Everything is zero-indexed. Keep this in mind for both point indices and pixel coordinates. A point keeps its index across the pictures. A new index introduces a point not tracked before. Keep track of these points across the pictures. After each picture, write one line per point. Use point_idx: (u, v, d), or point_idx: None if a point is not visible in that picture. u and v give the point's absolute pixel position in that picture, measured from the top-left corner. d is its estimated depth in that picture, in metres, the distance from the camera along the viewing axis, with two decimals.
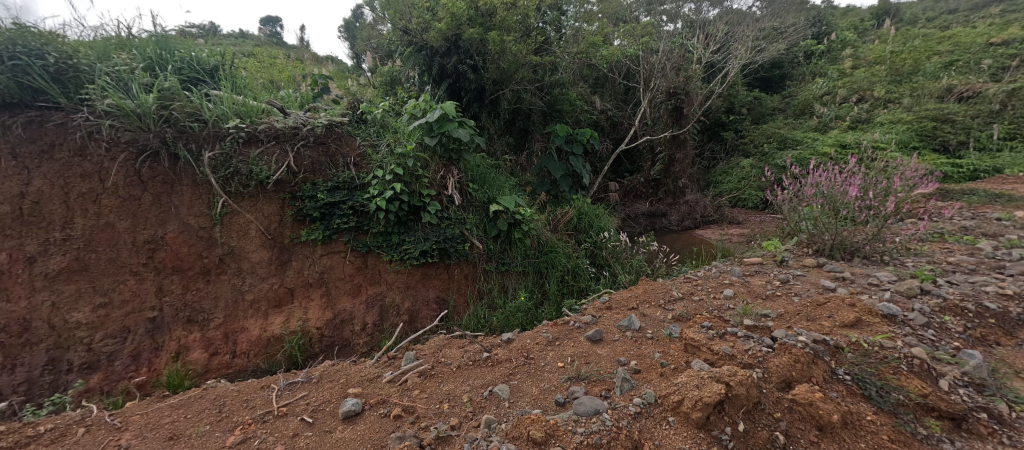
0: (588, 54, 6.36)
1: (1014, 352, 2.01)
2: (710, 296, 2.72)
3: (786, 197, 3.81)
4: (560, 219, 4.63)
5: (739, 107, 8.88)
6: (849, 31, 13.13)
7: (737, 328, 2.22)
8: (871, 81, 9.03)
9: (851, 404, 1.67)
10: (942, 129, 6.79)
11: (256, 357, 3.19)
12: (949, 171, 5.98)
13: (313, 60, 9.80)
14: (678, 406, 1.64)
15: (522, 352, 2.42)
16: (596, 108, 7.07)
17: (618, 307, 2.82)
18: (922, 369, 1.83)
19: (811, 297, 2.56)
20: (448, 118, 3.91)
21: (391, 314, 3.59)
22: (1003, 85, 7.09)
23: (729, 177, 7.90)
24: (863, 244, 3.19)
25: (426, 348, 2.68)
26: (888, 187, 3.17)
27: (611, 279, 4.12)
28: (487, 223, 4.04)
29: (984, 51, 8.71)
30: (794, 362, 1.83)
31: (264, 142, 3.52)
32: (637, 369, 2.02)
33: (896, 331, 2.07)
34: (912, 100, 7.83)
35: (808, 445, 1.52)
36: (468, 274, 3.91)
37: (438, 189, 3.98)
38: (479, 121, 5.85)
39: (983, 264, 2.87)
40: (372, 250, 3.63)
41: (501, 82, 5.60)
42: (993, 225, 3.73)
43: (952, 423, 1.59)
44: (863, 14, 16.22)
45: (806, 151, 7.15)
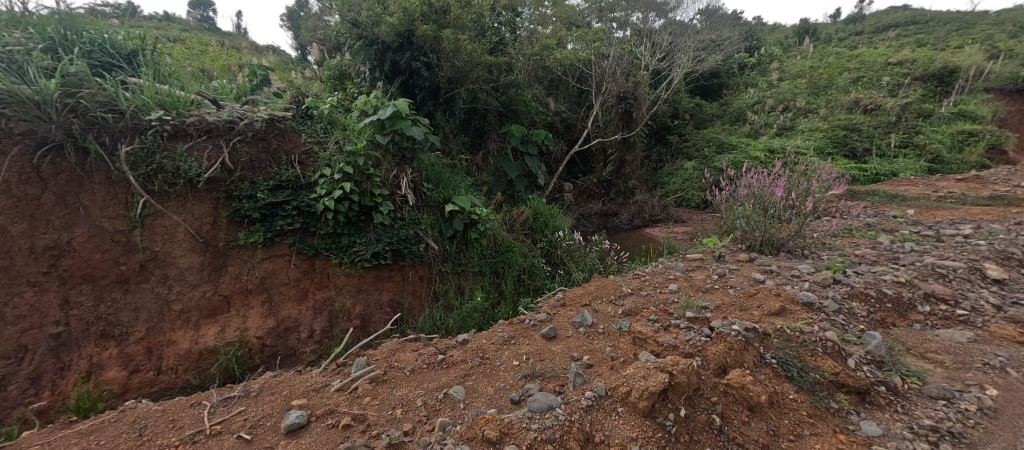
0: (542, 56, 6.45)
1: (906, 332, 2.34)
2: (656, 291, 2.87)
3: (723, 197, 4.10)
4: (516, 219, 4.67)
5: (683, 113, 9.43)
6: (776, 46, 14.41)
7: (680, 319, 2.36)
8: (794, 93, 9.99)
9: (777, 385, 1.85)
10: (851, 137, 7.68)
11: (186, 373, 2.91)
12: (857, 175, 6.78)
13: (250, 49, 9.12)
14: (626, 396, 1.72)
15: (478, 352, 2.41)
16: (550, 109, 7.20)
17: (572, 304, 2.90)
18: (835, 350, 2.05)
19: (743, 289, 2.78)
20: (402, 116, 3.82)
21: (341, 320, 3.44)
22: (898, 100, 8.15)
23: (674, 178, 8.37)
24: (787, 240, 3.53)
25: (376, 353, 2.59)
26: (808, 188, 3.52)
27: (566, 277, 4.22)
28: (442, 223, 3.99)
29: (884, 69, 9.95)
30: (729, 349, 1.97)
31: (194, 136, 3.23)
32: (589, 364, 2.08)
33: (814, 317, 2.31)
34: (828, 111, 8.77)
35: (741, 425, 1.66)
36: (424, 275, 3.83)
37: (391, 189, 3.86)
38: (433, 120, 5.74)
39: (883, 255, 3.28)
40: (320, 253, 3.44)
41: (456, 80, 5.55)
42: (891, 221, 4.28)
43: (858, 396, 1.82)
44: (787, 31, 17.90)
45: (740, 155, 7.77)
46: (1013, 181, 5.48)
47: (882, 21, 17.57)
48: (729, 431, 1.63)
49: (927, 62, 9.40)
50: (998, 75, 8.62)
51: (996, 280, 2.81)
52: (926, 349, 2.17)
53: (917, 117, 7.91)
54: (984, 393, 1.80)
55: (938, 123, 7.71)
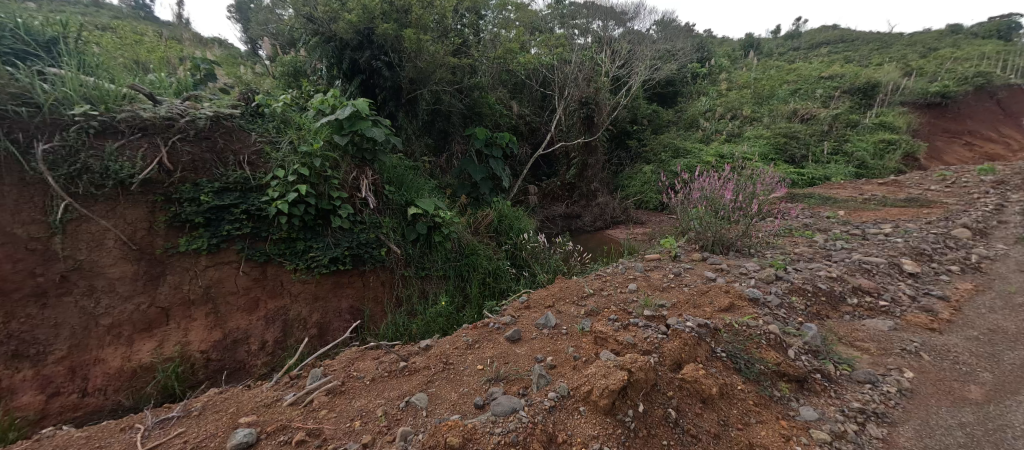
0: (505, 60, 6.48)
1: (838, 323, 2.57)
2: (617, 290, 2.96)
3: (678, 199, 4.30)
4: (480, 222, 4.65)
5: (641, 118, 9.80)
6: (724, 58, 15.34)
7: (638, 318, 2.44)
8: (741, 102, 10.67)
9: (726, 377, 1.96)
10: (790, 144, 8.32)
11: (117, 393, 2.65)
12: (796, 179, 7.35)
13: (193, 40, 8.50)
14: (588, 396, 1.75)
15: (441, 358, 2.37)
16: (514, 112, 7.23)
17: (536, 306, 2.92)
18: (777, 342, 2.21)
19: (697, 286, 2.93)
20: (361, 117, 3.70)
21: (296, 329, 3.27)
22: (829, 111, 8.94)
23: (633, 181, 8.67)
24: (736, 239, 3.75)
25: (334, 363, 2.49)
26: (753, 191, 3.77)
27: (530, 279, 4.24)
28: (405, 227, 3.90)
29: (818, 82, 10.88)
30: (683, 345, 2.06)
31: (126, 134, 2.96)
32: (553, 364, 2.11)
33: (758, 312, 2.47)
34: (770, 119, 9.45)
35: (694, 417, 1.75)
36: (386, 280, 3.72)
37: (351, 191, 3.73)
38: (395, 121, 5.60)
39: (818, 253, 3.57)
40: (272, 259, 3.25)
41: (418, 81, 5.45)
42: (825, 222, 4.67)
43: (797, 384, 1.98)
44: (734, 44, 19.12)
45: (694, 160, 8.20)
46: (924, 185, 6.17)
47: (815, 38, 19.21)
48: (683, 424, 1.71)
49: (854, 77, 10.38)
50: (911, 91, 9.67)
51: (911, 274, 3.15)
52: (855, 337, 2.39)
53: (845, 127, 8.71)
54: (902, 376, 2.04)
55: (863, 133, 8.54)
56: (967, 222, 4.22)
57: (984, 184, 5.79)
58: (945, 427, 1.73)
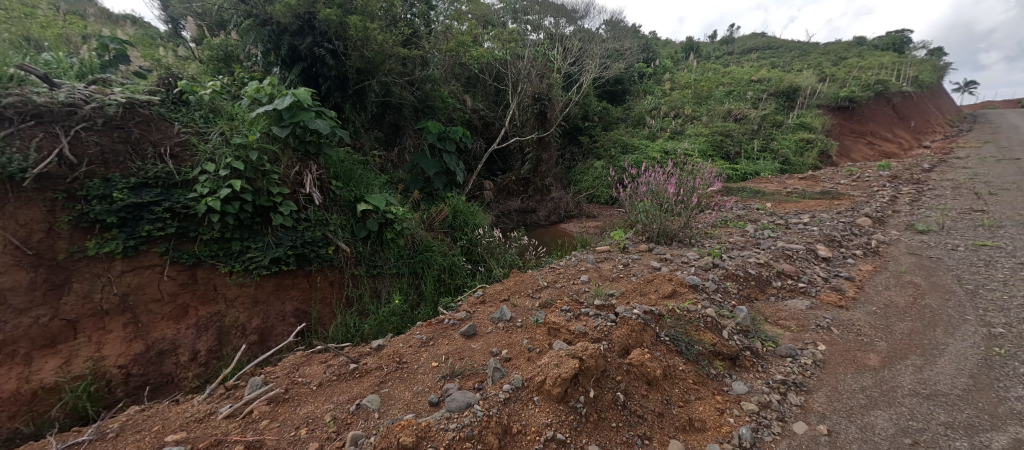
0: (458, 52, 6.36)
1: (765, 304, 2.84)
2: (570, 282, 3.04)
3: (627, 193, 4.49)
4: (434, 217, 4.56)
5: (592, 115, 10.09)
6: (668, 59, 16.18)
7: (590, 308, 2.53)
8: (682, 101, 11.32)
9: (669, 359, 2.09)
10: (725, 142, 8.97)
11: (12, 420, 2.27)
12: (730, 174, 7.95)
13: (100, 16, 7.50)
14: (541, 385, 1.79)
15: (394, 357, 2.31)
16: (467, 106, 7.14)
17: (491, 300, 2.93)
18: (713, 324, 2.38)
19: (643, 276, 3.07)
20: (303, 107, 3.49)
21: (233, 336, 3.01)
22: (758, 112, 9.76)
23: (586, 175, 8.90)
24: (678, 231, 3.99)
25: (276, 369, 2.34)
26: (694, 185, 4.04)
27: (486, 274, 4.23)
28: (354, 224, 3.73)
29: (749, 85, 11.82)
30: (630, 332, 2.16)
31: (14, 121, 2.56)
32: (507, 357, 2.13)
33: (697, 297, 2.64)
34: (708, 118, 10.10)
35: (641, 398, 1.87)
36: (334, 280, 3.55)
37: (293, 187, 3.50)
38: (342, 113, 5.32)
39: (749, 241, 3.90)
40: (203, 261, 2.98)
41: (366, 71, 5.23)
42: (755, 213, 5.10)
43: (730, 361, 2.17)
44: (676, 46, 20.20)
45: (641, 156, 8.58)
46: (836, 180, 6.92)
47: (747, 44, 20.80)
48: (631, 405, 1.82)
49: (778, 81, 11.40)
50: (824, 95, 10.81)
51: (824, 258, 3.54)
52: (779, 317, 2.65)
53: (772, 127, 9.55)
54: (816, 348, 2.30)
55: (786, 132, 9.42)
56: (869, 212, 4.80)
57: (882, 178, 6.62)
58: (850, 391, 1.99)
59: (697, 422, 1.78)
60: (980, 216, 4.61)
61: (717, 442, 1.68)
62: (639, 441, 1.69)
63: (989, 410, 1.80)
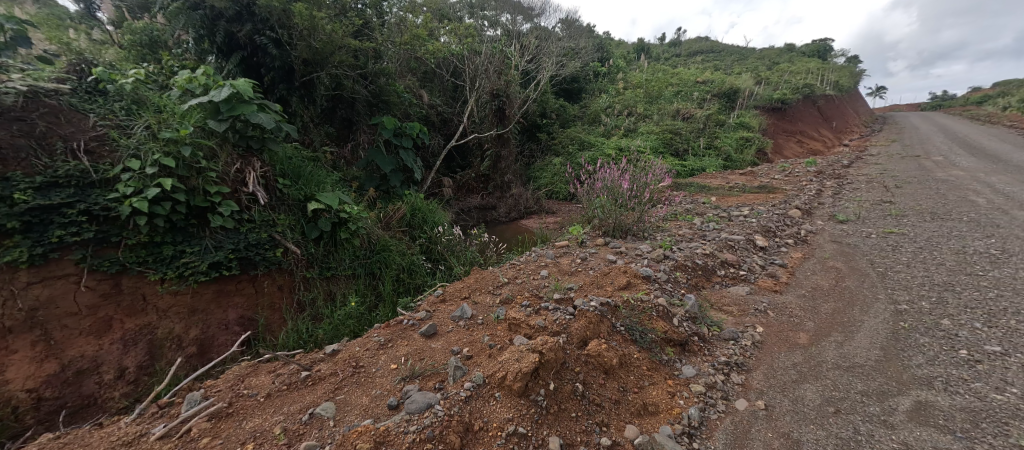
0: (412, 46, 6.20)
1: (710, 291, 3.04)
2: (530, 277, 3.07)
3: (584, 189, 4.61)
4: (391, 215, 4.42)
5: (549, 112, 10.23)
6: (621, 59, 16.73)
7: (549, 302, 2.57)
8: (635, 100, 11.77)
9: (625, 348, 2.18)
10: (674, 140, 9.45)
11: None
12: (679, 170, 8.38)
13: None
14: (502, 381, 1.81)
15: (350, 362, 2.23)
16: (424, 102, 6.96)
17: (451, 299, 2.90)
18: (665, 313, 2.49)
19: (600, 269, 3.17)
20: (243, 100, 3.25)
21: (167, 350, 2.76)
22: (703, 112, 10.37)
23: (545, 172, 8.99)
24: (632, 225, 4.15)
25: (217, 382, 2.18)
26: (646, 180, 4.23)
27: (447, 272, 4.17)
28: (304, 224, 3.54)
29: (694, 86, 12.52)
30: (588, 324, 2.22)
31: None
32: (468, 355, 2.12)
33: (650, 287, 2.76)
34: (659, 117, 10.58)
35: (599, 387, 1.93)
36: (283, 284, 3.34)
37: (234, 185, 3.26)
38: (288, 106, 4.98)
39: (697, 233, 4.14)
40: (129, 268, 2.69)
41: (314, 63, 4.95)
42: (702, 207, 5.42)
43: (680, 347, 2.30)
44: (629, 47, 20.90)
45: (597, 153, 8.81)
46: (771, 175, 7.52)
47: (693, 48, 22.01)
48: (589, 395, 1.88)
49: (720, 83, 12.17)
50: (760, 97, 11.69)
51: (761, 247, 3.84)
52: (722, 303, 2.85)
53: (715, 126, 10.18)
54: (754, 330, 2.50)
55: (728, 131, 10.09)
56: (799, 204, 5.26)
57: (810, 174, 7.28)
58: (783, 368, 2.18)
59: (651, 406, 1.88)
60: (889, 207, 5.20)
61: (669, 423, 1.78)
62: (597, 429, 1.75)
63: (896, 377, 2.05)
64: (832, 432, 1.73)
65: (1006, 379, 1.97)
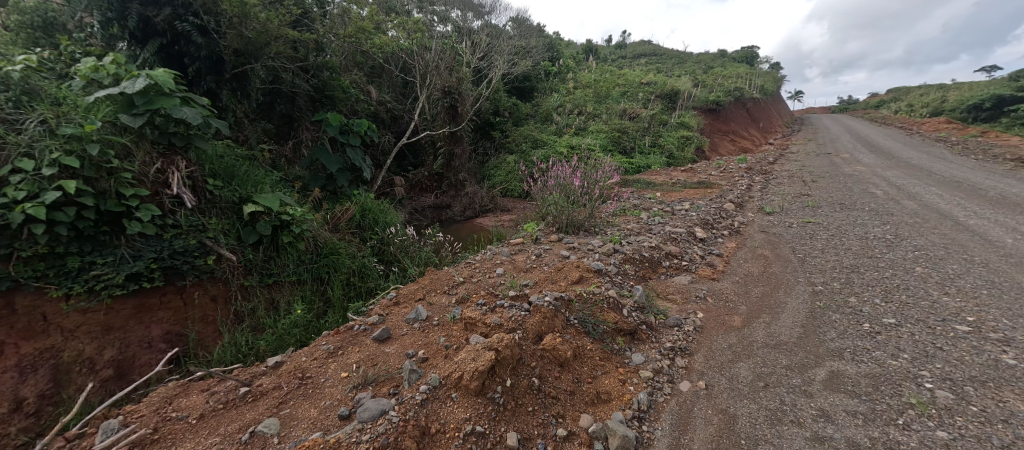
0: (358, 39, 5.93)
1: (656, 282, 3.21)
2: (485, 276, 3.06)
3: (537, 187, 4.68)
4: (339, 217, 4.21)
5: (502, 111, 10.25)
6: (571, 59, 17.16)
7: (504, 299, 2.59)
8: (585, 99, 12.12)
9: (578, 340, 2.25)
10: (622, 138, 9.85)
11: None
12: (627, 167, 8.75)
13: None
14: (458, 381, 1.80)
15: (296, 373, 2.10)
16: (373, 98, 6.68)
17: (405, 301, 2.83)
18: (615, 304, 2.60)
19: (555, 265, 3.23)
20: (163, 93, 2.93)
21: (76, 375, 2.41)
22: (647, 112, 10.91)
23: (499, 170, 8.99)
24: (584, 221, 4.27)
25: (140, 407, 1.96)
26: (596, 178, 4.38)
27: (401, 274, 4.04)
28: (240, 228, 3.28)
29: (639, 87, 13.15)
30: (542, 319, 2.26)
31: None
32: (424, 357, 2.07)
33: (601, 281, 2.86)
34: (607, 116, 10.98)
35: (554, 380, 1.98)
36: (217, 294, 3.06)
37: (154, 188, 2.94)
38: (218, 100, 4.56)
39: (644, 227, 4.35)
40: (25, 284, 2.34)
41: (247, 54, 4.58)
42: (648, 202, 5.71)
43: (629, 336, 2.41)
44: (578, 47, 21.46)
45: (549, 150, 8.97)
46: (709, 171, 8.08)
47: (637, 50, 23.08)
48: (545, 388, 1.91)
49: (662, 85, 12.88)
50: (698, 99, 12.51)
51: (701, 239, 4.12)
52: (667, 292, 3.02)
53: (659, 125, 10.75)
54: (695, 316, 2.68)
55: (670, 130, 10.69)
56: (733, 199, 5.70)
57: (741, 170, 7.92)
58: (721, 349, 2.36)
59: (604, 394, 1.95)
60: (807, 199, 5.79)
61: (620, 409, 1.87)
62: (554, 420, 1.79)
63: (814, 351, 2.29)
64: (762, 404, 1.91)
65: (900, 346, 2.29)
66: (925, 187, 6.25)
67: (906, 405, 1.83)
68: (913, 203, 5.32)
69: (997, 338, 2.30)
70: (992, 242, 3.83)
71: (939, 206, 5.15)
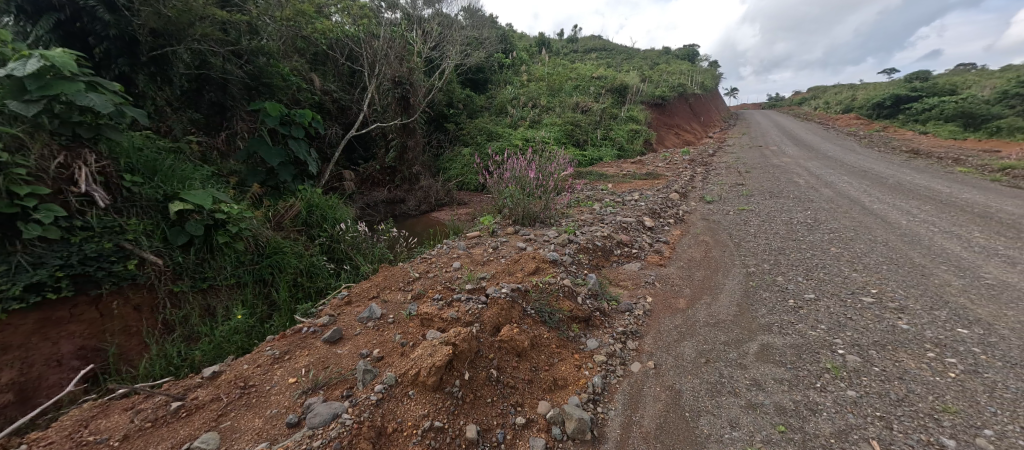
0: (297, 23, 5.53)
1: (609, 269, 3.34)
2: (442, 270, 3.02)
3: (493, 180, 4.66)
4: (282, 214, 3.95)
5: (456, 102, 10.08)
6: (524, 52, 17.22)
7: (461, 293, 2.57)
8: (538, 92, 12.23)
9: (535, 330, 2.29)
10: (575, 131, 10.07)
11: None
12: (580, 159, 8.96)
13: None
14: (415, 378, 1.77)
15: (237, 382, 1.96)
16: (316, 86, 6.29)
17: (357, 300, 2.72)
18: (570, 292, 2.67)
19: (512, 256, 3.25)
20: (63, 76, 2.57)
21: None
22: (599, 106, 11.23)
23: (454, 163, 8.85)
24: (540, 213, 4.33)
25: (48, 432, 1.73)
26: (551, 170, 4.46)
27: (353, 272, 3.88)
28: (166, 229, 2.97)
29: (590, 81, 13.49)
30: (499, 311, 2.27)
31: None
32: (379, 356, 2.01)
33: (557, 271, 2.92)
34: (561, 109, 11.16)
35: (512, 369, 2.00)
36: (142, 303, 2.76)
37: (57, 185, 2.58)
38: (133, 86, 4.08)
39: (597, 217, 4.50)
40: None
41: (167, 35, 4.12)
42: (601, 193, 5.90)
43: (584, 323, 2.50)
44: (531, 40, 21.55)
45: (504, 143, 8.96)
46: (656, 163, 8.49)
47: (588, 45, 23.61)
48: (503, 378, 1.93)
49: (612, 80, 13.30)
50: (645, 93, 13.04)
51: (649, 227, 4.34)
52: (619, 279, 3.16)
53: (610, 119, 11.10)
54: (645, 301, 2.83)
55: (620, 123, 11.09)
56: (678, 189, 6.05)
57: (685, 162, 8.40)
58: (668, 330, 2.50)
59: (560, 380, 2.01)
60: (742, 188, 6.28)
61: (576, 394, 1.94)
62: (512, 410, 1.82)
63: (747, 327, 2.51)
64: (704, 379, 2.06)
65: (818, 318, 2.56)
66: (839, 176, 6.99)
67: (823, 370, 2.06)
68: (830, 191, 5.94)
69: (894, 307, 2.65)
70: (891, 224, 4.38)
71: (851, 193, 5.79)
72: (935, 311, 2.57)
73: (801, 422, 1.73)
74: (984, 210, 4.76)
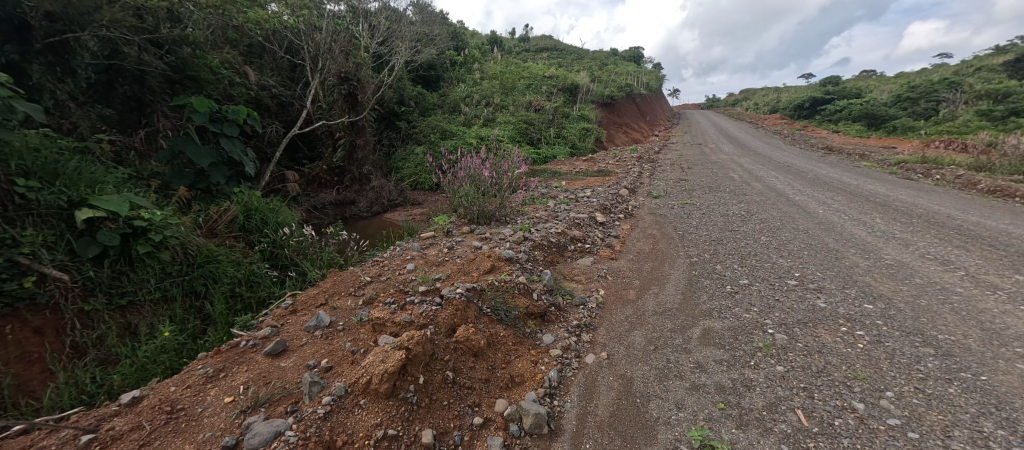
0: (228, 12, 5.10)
1: (563, 265, 3.41)
2: (395, 273, 2.93)
3: (447, 179, 4.57)
4: (214, 220, 3.62)
5: (406, 100, 9.81)
6: (476, 50, 17.09)
7: (415, 295, 2.50)
8: (492, 90, 12.21)
9: (491, 329, 2.29)
10: (529, 129, 10.17)
11: None
12: (534, 158, 9.07)
13: None
14: (367, 386, 1.70)
15: (164, 406, 1.77)
16: (253, 81, 5.84)
17: (304, 309, 2.56)
18: (526, 289, 2.69)
19: (467, 256, 3.21)
20: None
21: None
22: (551, 105, 11.42)
23: (407, 162, 8.61)
24: (495, 211, 4.32)
25: None
26: (505, 168, 4.46)
27: (299, 279, 3.64)
28: (72, 240, 2.62)
29: (542, 80, 13.68)
30: (455, 311, 2.24)
31: None
32: (328, 366, 1.91)
33: (512, 269, 2.93)
34: (514, 108, 11.22)
35: (469, 370, 1.98)
36: (44, 325, 2.41)
37: None
38: (25, 77, 3.55)
39: (552, 214, 4.57)
40: None
41: (68, 20, 3.63)
42: (555, 190, 6.01)
43: (539, 319, 2.53)
44: (483, 38, 21.39)
45: (458, 141, 8.85)
46: (606, 161, 8.80)
47: (540, 45, 23.91)
48: (459, 379, 1.91)
49: (563, 79, 13.58)
50: (595, 93, 13.44)
51: (601, 223, 4.48)
52: (573, 274, 3.24)
53: (562, 117, 11.33)
54: (597, 294, 2.92)
55: (571, 122, 11.34)
56: (627, 185, 6.30)
57: (633, 159, 8.78)
58: (620, 321, 2.60)
59: (517, 377, 2.03)
60: (685, 183, 6.67)
61: (533, 389, 1.96)
62: (469, 410, 1.81)
63: (692, 314, 2.67)
64: (653, 365, 2.17)
65: (751, 301, 2.79)
66: (768, 171, 7.64)
67: (756, 349, 2.24)
68: (760, 185, 6.47)
69: (814, 288, 2.95)
70: (811, 214, 4.85)
71: (778, 187, 6.35)
72: (846, 289, 2.90)
73: (738, 398, 1.87)
74: (885, 199, 5.41)
